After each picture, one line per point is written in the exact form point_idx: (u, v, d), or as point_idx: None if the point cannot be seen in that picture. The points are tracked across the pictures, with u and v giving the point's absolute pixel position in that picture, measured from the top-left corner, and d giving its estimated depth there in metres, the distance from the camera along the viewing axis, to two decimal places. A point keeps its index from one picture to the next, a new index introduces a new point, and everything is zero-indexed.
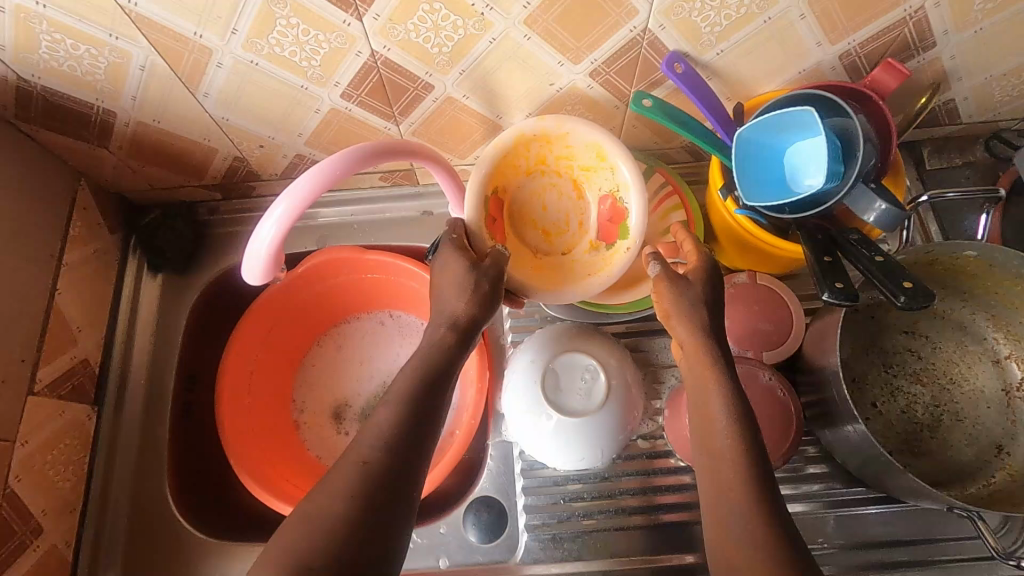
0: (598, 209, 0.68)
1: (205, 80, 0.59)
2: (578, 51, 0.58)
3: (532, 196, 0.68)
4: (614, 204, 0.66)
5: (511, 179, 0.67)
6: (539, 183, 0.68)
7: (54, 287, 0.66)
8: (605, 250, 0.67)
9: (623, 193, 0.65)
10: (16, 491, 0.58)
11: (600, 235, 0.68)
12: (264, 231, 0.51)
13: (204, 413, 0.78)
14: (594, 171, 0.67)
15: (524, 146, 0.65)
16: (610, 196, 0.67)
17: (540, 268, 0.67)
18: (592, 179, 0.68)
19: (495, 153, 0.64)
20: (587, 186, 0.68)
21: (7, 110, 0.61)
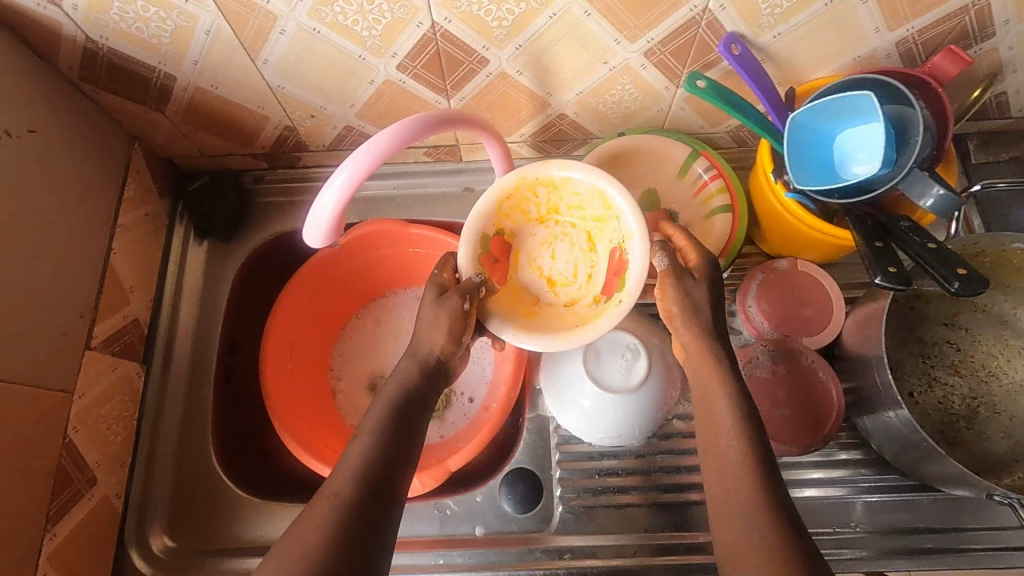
0: (607, 261, 0.60)
1: (266, 46, 0.59)
2: (636, 29, 0.59)
3: (543, 246, 0.64)
4: (620, 256, 0.58)
5: (521, 227, 0.62)
6: (551, 233, 0.64)
7: (110, 247, 0.68)
8: (603, 304, 0.58)
9: (626, 244, 0.57)
10: (73, 442, 0.60)
11: (605, 289, 0.59)
12: (326, 202, 0.51)
13: (244, 377, 0.80)
14: (604, 222, 0.60)
15: (529, 190, 0.60)
16: (617, 249, 0.59)
17: (530, 314, 0.60)
18: (604, 232, 0.61)
19: (496, 192, 0.60)
20: (600, 239, 0.62)
21: (71, 71, 0.62)
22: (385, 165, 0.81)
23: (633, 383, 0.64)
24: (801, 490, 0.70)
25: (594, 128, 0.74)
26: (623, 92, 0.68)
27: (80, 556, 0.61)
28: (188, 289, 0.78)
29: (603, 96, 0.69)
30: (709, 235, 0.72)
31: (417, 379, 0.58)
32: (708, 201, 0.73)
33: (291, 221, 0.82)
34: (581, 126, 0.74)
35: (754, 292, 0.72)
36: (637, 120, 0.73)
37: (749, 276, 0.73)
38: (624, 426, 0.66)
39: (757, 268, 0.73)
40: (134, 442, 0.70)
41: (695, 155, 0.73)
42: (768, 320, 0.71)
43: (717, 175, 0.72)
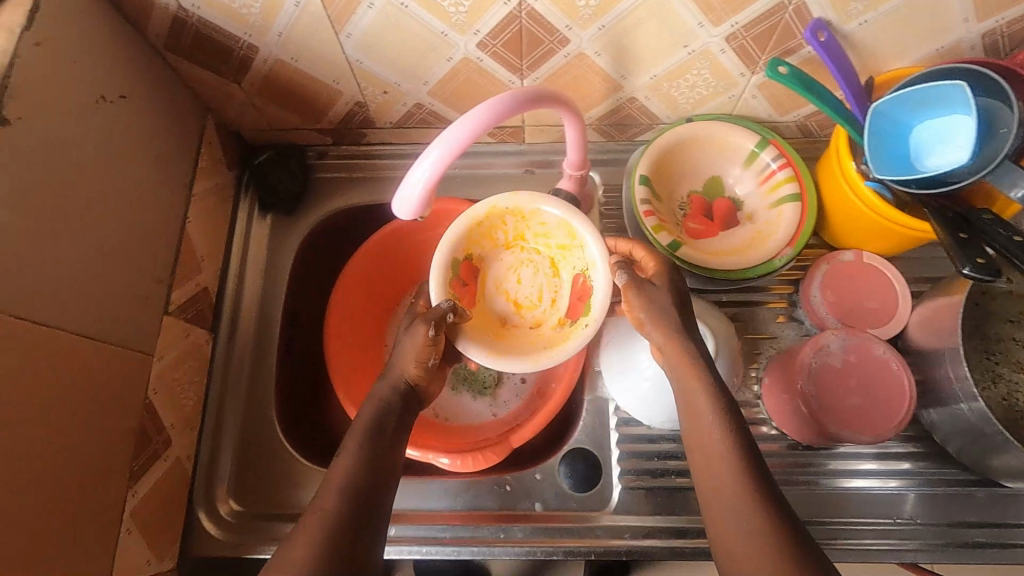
0: (569, 287, 0.67)
1: (353, 19, 0.60)
2: (722, 12, 0.59)
3: (509, 270, 0.70)
4: (583, 282, 0.65)
5: (487, 252, 0.68)
6: (517, 260, 0.70)
7: (185, 215, 0.69)
8: (568, 326, 0.65)
9: (590, 272, 0.64)
10: (152, 403, 0.62)
11: (568, 312, 0.66)
12: (418, 176, 0.51)
13: (304, 349, 0.81)
14: (568, 250, 0.67)
15: (499, 219, 0.66)
16: (580, 275, 0.66)
17: (500, 336, 0.66)
18: (564, 261, 0.68)
19: (470, 221, 0.66)
20: (564, 265, 0.69)
21: (158, 39, 0.63)
22: None
23: None
24: (855, 480, 0.70)
25: (662, 114, 0.74)
26: (697, 78, 0.68)
27: (156, 513, 0.63)
28: (253, 260, 0.79)
29: (677, 81, 0.69)
30: (776, 223, 0.71)
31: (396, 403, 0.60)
32: (775, 190, 0.73)
33: (353, 197, 0.82)
34: (650, 110, 0.74)
35: (818, 282, 0.72)
36: (707, 106, 0.73)
37: (813, 266, 0.73)
38: None
39: (822, 258, 0.72)
40: (202, 408, 0.71)
41: (764, 143, 0.73)
42: (832, 311, 0.70)
43: (786, 164, 0.72)
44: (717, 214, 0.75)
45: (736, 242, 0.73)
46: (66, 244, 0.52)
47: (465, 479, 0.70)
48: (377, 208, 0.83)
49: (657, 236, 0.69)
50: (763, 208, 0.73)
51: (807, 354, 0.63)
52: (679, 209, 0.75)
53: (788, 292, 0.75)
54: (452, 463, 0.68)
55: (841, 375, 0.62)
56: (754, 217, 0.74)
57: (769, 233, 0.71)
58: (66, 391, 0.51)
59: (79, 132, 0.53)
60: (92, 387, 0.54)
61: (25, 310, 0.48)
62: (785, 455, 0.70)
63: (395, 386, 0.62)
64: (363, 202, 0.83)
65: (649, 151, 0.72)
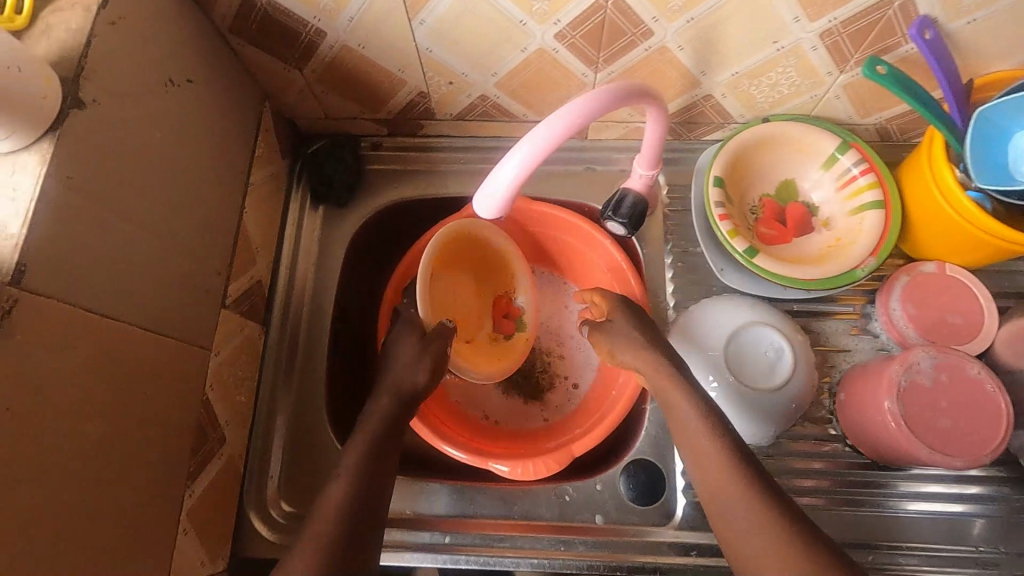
0: (490, 308, 0.77)
1: (430, 5, 0.57)
2: (822, 5, 0.55)
3: (451, 287, 0.74)
4: (507, 303, 0.77)
5: (449, 274, 0.73)
6: (460, 282, 0.75)
7: (243, 205, 0.66)
8: (504, 340, 0.76)
9: (516, 293, 0.77)
10: (209, 400, 0.60)
11: (496, 327, 0.76)
12: (504, 176, 0.49)
13: (353, 346, 0.79)
14: (497, 275, 0.77)
15: (458, 237, 0.71)
16: (505, 297, 0.77)
17: (459, 352, 0.71)
18: (488, 280, 0.77)
19: (446, 237, 0.69)
20: (485, 287, 0.77)
21: (224, 21, 0.60)
22: (507, 138, 0.79)
23: (776, 381, 0.63)
24: (925, 502, 0.66)
25: (737, 112, 0.71)
26: (782, 76, 0.65)
27: (211, 512, 0.61)
28: (305, 253, 0.77)
29: (759, 79, 0.65)
30: (857, 231, 0.68)
31: (398, 411, 0.62)
32: (855, 196, 0.69)
33: (407, 190, 0.80)
34: (725, 109, 0.70)
35: (898, 294, 0.68)
36: (785, 106, 0.70)
37: (892, 277, 0.69)
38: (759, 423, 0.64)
39: (901, 270, 0.69)
40: (254, 405, 0.69)
41: (845, 147, 0.69)
42: (913, 325, 0.67)
43: (868, 169, 0.68)
44: (790, 218, 0.72)
45: (812, 249, 0.70)
46: (137, 234, 0.50)
47: (523, 488, 0.68)
48: (431, 202, 0.81)
49: (733, 242, 0.66)
50: (841, 214, 0.70)
51: (895, 371, 0.59)
52: (751, 213, 0.72)
53: (862, 303, 0.72)
54: (509, 470, 0.65)
55: (931, 395, 0.59)
56: (831, 224, 0.70)
57: (849, 241, 0.68)
58: (132, 387, 0.49)
59: (150, 117, 0.51)
60: (156, 384, 0.52)
61: (94, 302, 0.45)
62: (857, 475, 0.67)
63: (397, 394, 0.63)
64: (417, 196, 0.80)
65: (724, 152, 0.69)
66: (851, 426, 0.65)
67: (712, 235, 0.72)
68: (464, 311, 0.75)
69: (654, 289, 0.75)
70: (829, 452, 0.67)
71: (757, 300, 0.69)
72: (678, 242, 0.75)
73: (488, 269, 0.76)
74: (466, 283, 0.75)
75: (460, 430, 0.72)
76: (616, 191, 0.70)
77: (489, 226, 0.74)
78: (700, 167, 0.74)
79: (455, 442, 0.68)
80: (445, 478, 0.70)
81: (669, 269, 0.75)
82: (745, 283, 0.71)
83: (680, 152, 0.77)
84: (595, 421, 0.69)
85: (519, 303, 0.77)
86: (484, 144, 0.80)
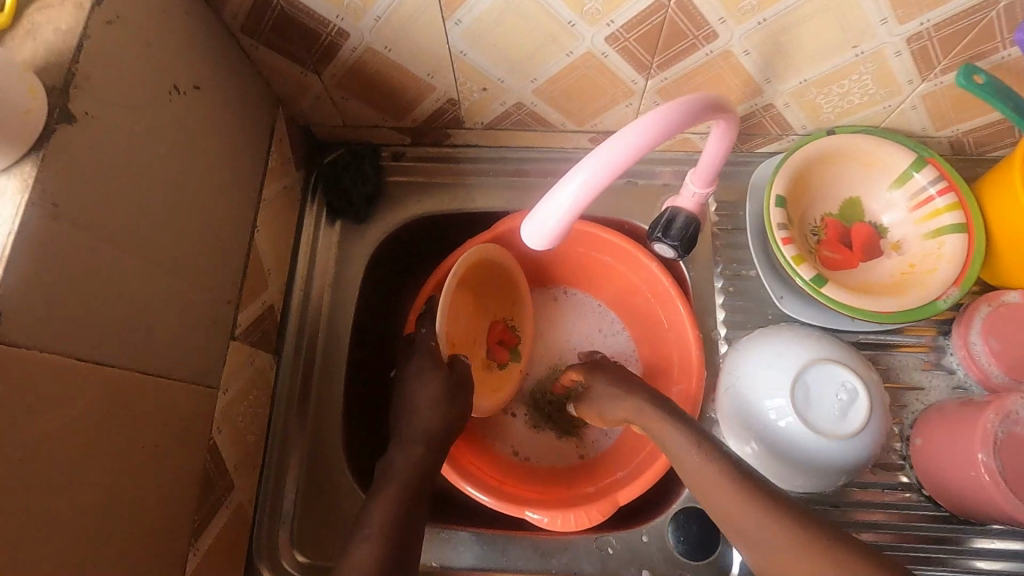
0: (485, 333, 0.70)
1: (467, 3, 0.50)
2: (915, 5, 0.49)
3: (455, 312, 0.66)
4: (504, 329, 0.71)
5: (460, 297, 0.66)
6: (464, 305, 0.68)
7: (254, 224, 0.60)
8: (498, 368, 0.70)
9: (516, 320, 0.71)
10: (216, 444, 0.54)
11: (489, 353, 0.70)
12: (555, 210, 0.43)
13: (371, 374, 0.72)
14: (495, 296, 0.71)
15: (476, 263, 0.65)
16: (502, 321, 0.71)
17: None
18: (489, 303, 0.71)
19: (468, 264, 0.63)
20: (482, 308, 0.70)
21: (235, 19, 0.54)
22: (540, 148, 0.72)
23: (848, 427, 0.56)
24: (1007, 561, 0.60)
25: (799, 123, 0.64)
26: (856, 84, 0.58)
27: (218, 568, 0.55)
28: (321, 273, 0.70)
29: (829, 87, 0.58)
30: (935, 257, 0.61)
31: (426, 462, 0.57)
32: (932, 218, 0.62)
33: (431, 205, 0.73)
34: (786, 119, 0.64)
35: (978, 326, 0.62)
36: (855, 116, 0.63)
37: (971, 307, 0.62)
38: (825, 471, 0.58)
39: (981, 299, 0.62)
40: (265, 443, 0.63)
41: (921, 163, 0.62)
42: (997, 361, 0.60)
43: (948, 189, 0.61)
44: (856, 241, 0.65)
45: (882, 276, 0.63)
46: (136, 266, 0.43)
47: (561, 539, 0.61)
48: (456, 218, 0.74)
49: (799, 269, 0.59)
50: (915, 237, 0.63)
51: (990, 421, 0.54)
52: (813, 234, 0.65)
53: (933, 335, 0.65)
54: (546, 520, 0.59)
55: None
56: (902, 247, 0.63)
57: (926, 268, 0.61)
58: (126, 442, 0.42)
59: (152, 130, 0.44)
60: (156, 435, 0.45)
61: (86, 348, 0.39)
62: (932, 530, 0.60)
63: (427, 440, 0.58)
64: (440, 210, 0.73)
65: (787, 166, 0.63)
66: (929, 475, 0.59)
67: (768, 256, 0.66)
68: (464, 333, 0.68)
69: (702, 316, 0.68)
70: (899, 502, 0.61)
71: (821, 332, 0.62)
72: (729, 265, 0.69)
73: (492, 292, 0.70)
74: (467, 305, 0.68)
75: (492, 470, 0.65)
76: (664, 209, 0.63)
77: (502, 252, 0.67)
78: (757, 183, 0.68)
79: (481, 485, 0.61)
80: (473, 525, 0.64)
81: (719, 294, 0.68)
82: (806, 312, 0.65)
83: (732, 166, 0.70)
84: (641, 465, 0.63)
85: (518, 331, 0.71)
86: (515, 155, 0.73)
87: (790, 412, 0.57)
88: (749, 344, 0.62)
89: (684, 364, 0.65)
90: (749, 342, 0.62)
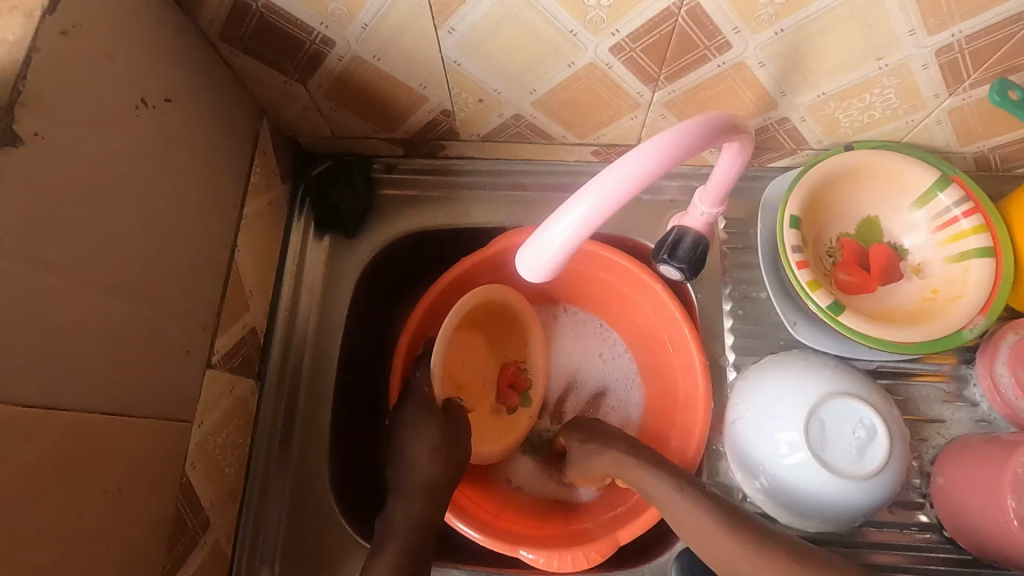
0: (495, 375, 0.68)
1: (461, 11, 0.47)
2: (947, 16, 0.45)
3: (458, 351, 0.65)
4: (516, 372, 0.68)
5: (460, 334, 0.65)
6: (470, 346, 0.66)
7: (235, 243, 0.56)
8: (506, 413, 0.67)
9: (528, 363, 0.68)
10: (190, 480, 0.50)
11: (499, 397, 0.67)
12: (553, 238, 0.39)
13: (359, 397, 0.69)
14: (507, 338, 0.68)
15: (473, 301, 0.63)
16: (515, 363, 0.68)
17: None
18: (501, 345, 0.68)
19: (464, 302, 0.62)
20: (494, 349, 0.68)
21: (212, 26, 0.50)
22: (540, 160, 0.68)
23: (865, 466, 0.53)
24: None
25: (815, 138, 0.60)
26: (878, 98, 0.54)
27: None
28: (308, 291, 0.67)
29: (849, 101, 0.55)
30: (960, 282, 0.57)
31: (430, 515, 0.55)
32: (956, 240, 0.58)
33: (424, 219, 0.70)
34: (802, 134, 0.60)
35: (1005, 357, 0.58)
36: (875, 131, 0.59)
37: (997, 334, 0.59)
38: (842, 512, 0.54)
39: (1008, 327, 0.58)
40: (246, 474, 0.60)
41: (945, 182, 0.58)
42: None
43: (974, 210, 0.57)
44: (874, 263, 0.61)
45: (902, 301, 0.59)
46: (94, 296, 0.40)
47: None
48: (452, 233, 0.70)
49: (814, 295, 0.56)
50: (938, 260, 0.59)
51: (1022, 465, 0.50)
52: (828, 256, 0.61)
53: (955, 363, 0.61)
54: (543, 560, 0.56)
55: None
56: (924, 271, 0.60)
57: (950, 294, 0.57)
58: (85, 491, 0.39)
59: (113, 148, 0.41)
60: (120, 478, 0.42)
61: (33, 390, 0.36)
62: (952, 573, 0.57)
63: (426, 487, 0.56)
64: (434, 225, 0.70)
65: (802, 184, 0.59)
66: (950, 516, 0.56)
67: (780, 278, 0.62)
68: (472, 377, 0.66)
69: (709, 340, 0.65)
70: (916, 543, 0.57)
71: (836, 360, 0.58)
72: (738, 286, 0.65)
73: (503, 333, 0.68)
74: (474, 344, 0.67)
75: (486, 503, 0.62)
76: (670, 228, 0.60)
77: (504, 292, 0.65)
78: (769, 201, 0.63)
79: (476, 522, 0.58)
80: (465, 562, 0.60)
81: (728, 317, 0.64)
82: (820, 339, 0.61)
83: (742, 181, 0.66)
84: (643, 502, 0.59)
85: (530, 375, 0.68)
86: (513, 168, 0.69)
87: (804, 450, 0.53)
88: (759, 374, 0.58)
89: (690, 392, 0.61)
90: (759, 370, 0.59)
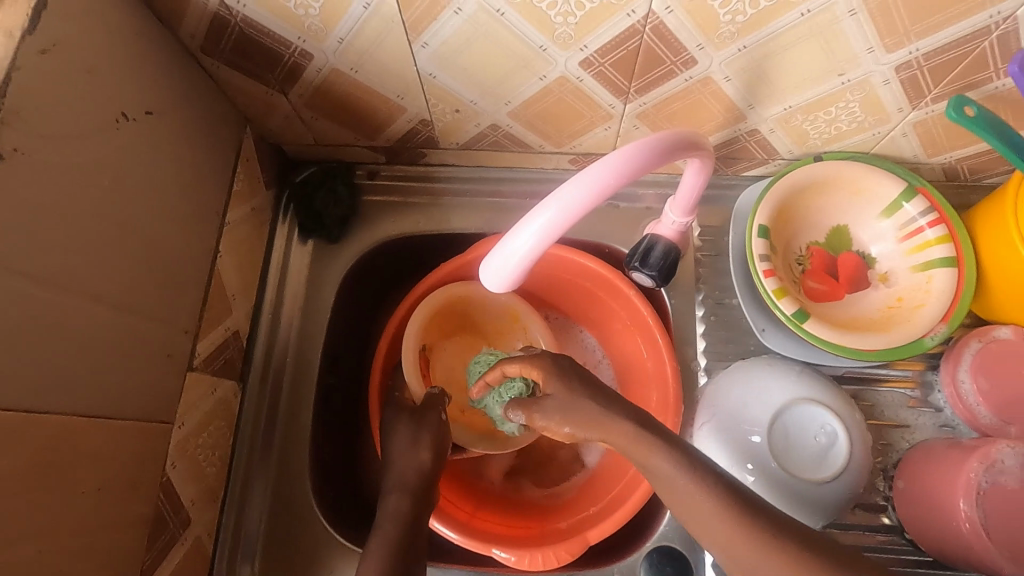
0: None
1: (433, 27, 0.48)
2: (903, 35, 0.46)
3: (452, 357, 0.71)
4: None
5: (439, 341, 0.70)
6: (464, 349, 0.71)
7: (217, 249, 0.58)
8: None
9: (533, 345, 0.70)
10: (170, 480, 0.52)
11: None
12: (514, 249, 0.40)
13: (341, 399, 0.71)
14: (508, 334, 0.72)
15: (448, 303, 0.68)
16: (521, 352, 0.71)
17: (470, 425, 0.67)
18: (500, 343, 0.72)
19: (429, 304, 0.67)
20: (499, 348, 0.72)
21: (193, 39, 0.51)
22: (519, 168, 0.70)
23: (828, 471, 0.54)
24: None
25: (785, 149, 0.62)
26: (843, 112, 0.55)
27: None
28: (291, 295, 0.68)
29: (815, 114, 0.56)
30: (923, 291, 0.59)
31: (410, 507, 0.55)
32: (921, 250, 0.59)
33: (406, 225, 0.71)
34: (772, 145, 0.61)
35: (968, 364, 0.59)
36: (843, 142, 0.60)
37: (961, 342, 0.60)
38: (807, 518, 0.55)
39: (971, 334, 0.60)
40: (228, 474, 0.61)
41: (911, 193, 0.59)
42: (986, 402, 0.58)
43: (938, 220, 0.58)
44: (842, 271, 0.63)
45: (868, 309, 0.61)
46: (77, 306, 0.41)
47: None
48: (433, 238, 0.72)
49: (780, 303, 0.57)
50: (903, 269, 0.60)
51: (974, 470, 0.52)
52: (797, 264, 0.63)
53: (921, 370, 0.63)
54: (514, 559, 0.57)
55: (1018, 499, 0.51)
56: (890, 279, 0.61)
57: (913, 303, 0.59)
58: (64, 491, 0.40)
59: (94, 161, 0.42)
60: (100, 479, 0.43)
61: (13, 395, 0.37)
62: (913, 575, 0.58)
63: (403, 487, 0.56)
64: (416, 230, 0.71)
65: (771, 194, 0.60)
66: (911, 519, 0.57)
67: (751, 286, 0.63)
68: None
69: (682, 346, 0.66)
70: (880, 545, 0.59)
71: (803, 366, 0.60)
72: (711, 293, 0.66)
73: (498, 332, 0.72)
74: (469, 348, 0.72)
75: (462, 503, 0.63)
76: (643, 236, 0.61)
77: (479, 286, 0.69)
78: (741, 210, 0.65)
79: (450, 520, 0.59)
80: (440, 561, 0.62)
81: (700, 323, 0.66)
82: (787, 344, 0.63)
83: (715, 190, 0.68)
84: (615, 503, 0.61)
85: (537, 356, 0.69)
86: (493, 175, 0.71)
87: (767, 454, 0.55)
88: (726, 379, 0.60)
89: (662, 397, 0.63)
90: (728, 376, 0.60)
